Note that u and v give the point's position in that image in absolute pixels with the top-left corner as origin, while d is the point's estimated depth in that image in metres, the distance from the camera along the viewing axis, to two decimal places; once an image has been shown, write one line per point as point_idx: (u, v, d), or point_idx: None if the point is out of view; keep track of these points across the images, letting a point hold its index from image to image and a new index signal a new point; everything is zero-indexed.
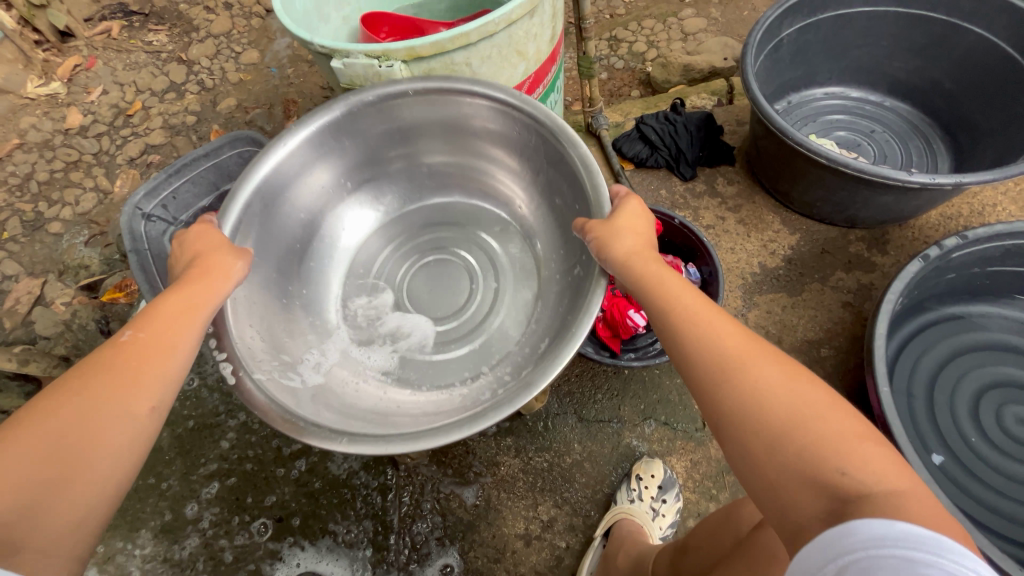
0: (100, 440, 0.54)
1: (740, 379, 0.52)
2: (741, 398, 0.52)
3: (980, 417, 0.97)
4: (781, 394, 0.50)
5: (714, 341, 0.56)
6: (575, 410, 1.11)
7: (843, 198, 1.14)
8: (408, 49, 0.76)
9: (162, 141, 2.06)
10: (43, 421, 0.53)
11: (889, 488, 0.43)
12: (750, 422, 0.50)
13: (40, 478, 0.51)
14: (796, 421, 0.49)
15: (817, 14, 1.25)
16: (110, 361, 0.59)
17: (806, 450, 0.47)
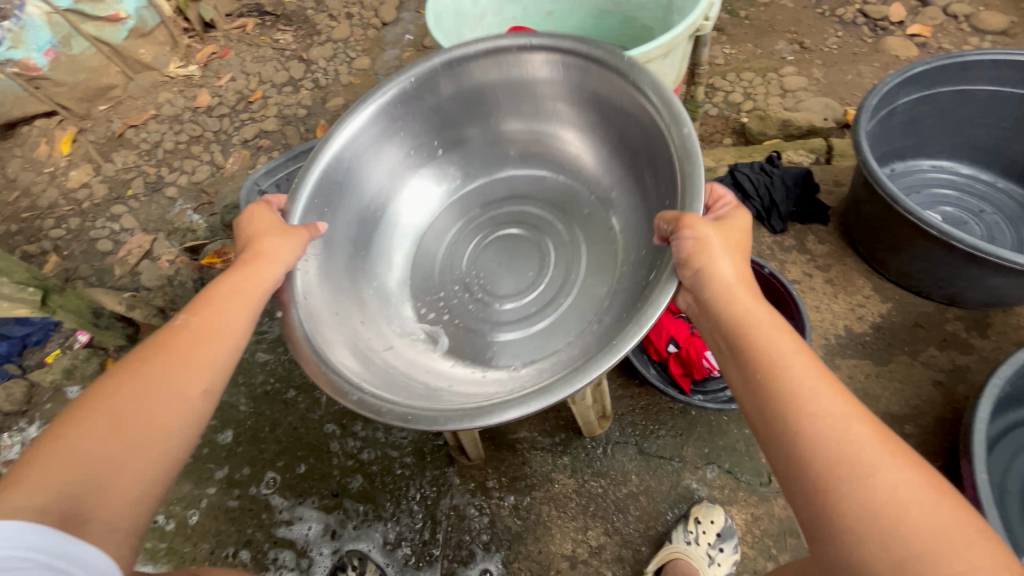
0: (145, 424, 0.58)
1: (850, 467, 0.47)
2: (862, 497, 0.46)
3: None
4: (922, 509, 0.44)
5: (816, 408, 0.51)
6: (636, 441, 1.11)
7: (947, 273, 1.10)
8: None
9: (274, 128, 2.25)
10: (99, 405, 0.57)
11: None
12: (868, 520, 0.45)
13: (105, 453, 0.55)
14: (928, 533, 0.43)
15: (936, 87, 1.24)
16: (166, 346, 0.63)
17: (939, 568, 0.41)
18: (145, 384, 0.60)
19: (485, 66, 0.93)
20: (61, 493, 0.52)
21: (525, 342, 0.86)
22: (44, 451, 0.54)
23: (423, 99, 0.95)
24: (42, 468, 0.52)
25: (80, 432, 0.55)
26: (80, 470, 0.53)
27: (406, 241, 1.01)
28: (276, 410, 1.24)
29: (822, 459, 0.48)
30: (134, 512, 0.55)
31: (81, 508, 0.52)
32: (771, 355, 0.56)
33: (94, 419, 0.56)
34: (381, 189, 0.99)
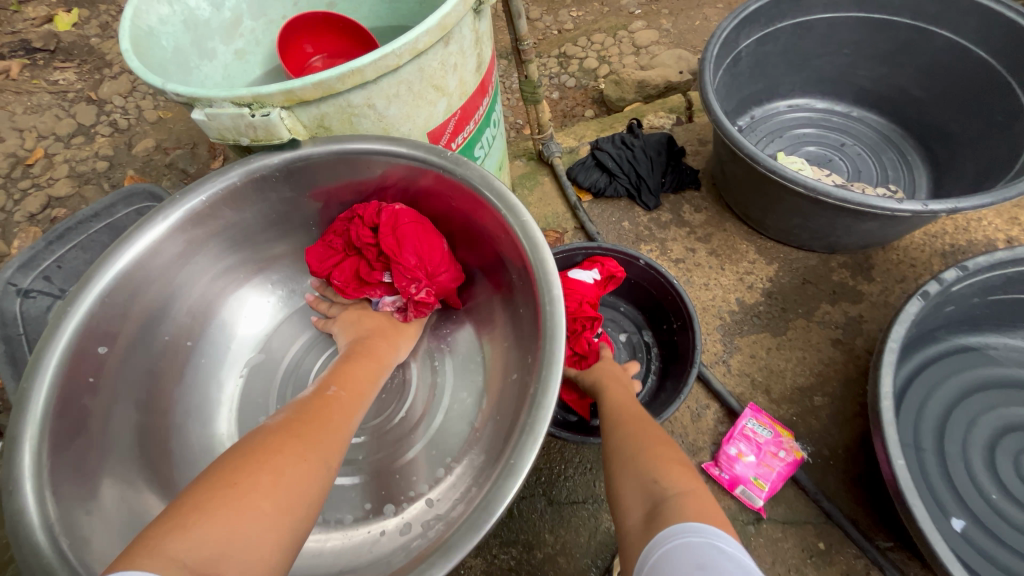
0: (291, 490, 0.45)
1: (624, 432, 0.66)
2: (621, 439, 0.65)
3: (999, 469, 0.85)
4: (652, 441, 0.63)
5: (617, 411, 0.72)
6: (543, 491, 0.95)
7: (822, 225, 1.01)
8: (284, 92, 0.58)
9: (68, 192, 1.82)
10: (250, 463, 0.46)
11: (682, 494, 0.53)
12: (620, 448, 0.63)
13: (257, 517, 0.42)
14: (645, 448, 0.61)
15: (774, 24, 1.14)
16: (323, 410, 0.55)
17: (647, 462, 0.59)
18: (300, 443, 0.49)
19: (313, 167, 0.68)
20: (209, 545, 0.39)
21: (396, 477, 0.70)
22: (216, 496, 0.43)
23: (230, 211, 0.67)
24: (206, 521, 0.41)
25: (232, 486, 0.43)
26: (213, 528, 0.40)
27: (241, 356, 0.77)
28: None
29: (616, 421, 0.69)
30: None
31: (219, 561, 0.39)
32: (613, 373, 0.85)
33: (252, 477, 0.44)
34: (203, 301, 0.73)
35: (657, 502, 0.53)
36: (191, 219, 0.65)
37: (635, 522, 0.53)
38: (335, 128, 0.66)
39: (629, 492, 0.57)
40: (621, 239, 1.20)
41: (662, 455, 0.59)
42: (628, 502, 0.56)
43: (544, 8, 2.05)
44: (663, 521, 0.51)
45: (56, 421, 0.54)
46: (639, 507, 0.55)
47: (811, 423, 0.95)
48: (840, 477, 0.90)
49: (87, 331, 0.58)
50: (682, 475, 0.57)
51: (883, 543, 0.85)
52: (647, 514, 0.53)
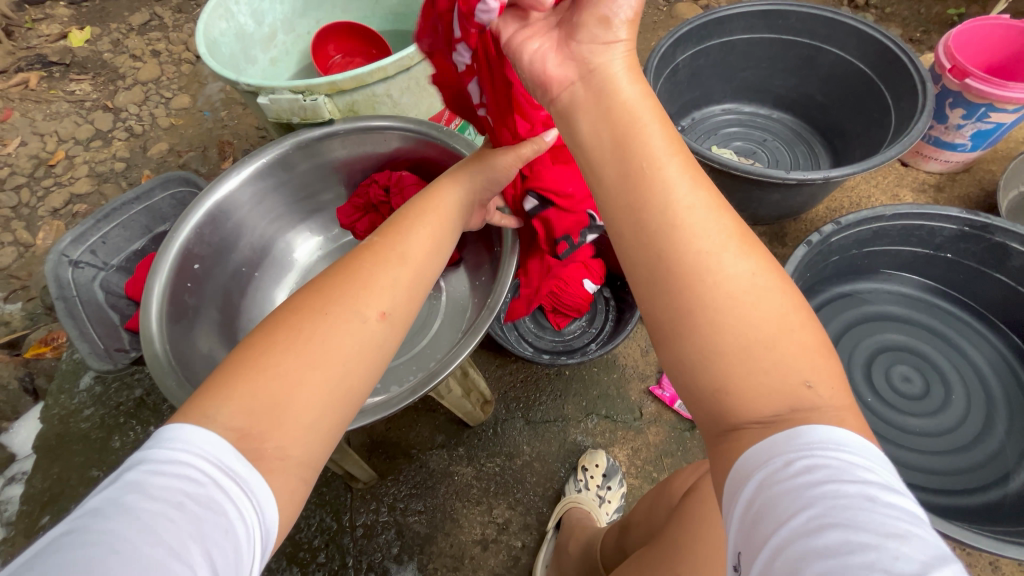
0: (318, 364, 0.50)
1: (709, 288, 0.44)
2: (715, 306, 0.43)
3: (873, 379, 1.09)
4: (761, 298, 0.44)
5: (697, 234, 0.45)
6: (522, 414, 1.16)
7: (741, 199, 1.27)
8: (330, 83, 0.81)
9: (88, 190, 1.99)
10: (285, 328, 0.51)
11: (837, 405, 0.41)
12: (724, 334, 0.43)
13: (294, 384, 0.48)
14: (759, 326, 0.42)
15: (704, 42, 1.41)
16: (344, 282, 0.57)
17: (768, 347, 0.42)
18: (323, 309, 0.53)
19: (344, 141, 0.89)
20: (255, 406, 0.46)
21: (405, 365, 0.90)
22: (238, 373, 0.48)
23: (286, 173, 0.88)
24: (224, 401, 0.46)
25: (248, 365, 0.48)
26: (260, 389, 0.47)
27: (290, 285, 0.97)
28: None
29: (689, 255, 0.45)
30: (310, 450, 0.48)
31: (271, 417, 0.46)
32: (663, 177, 0.46)
33: (290, 339, 0.50)
34: (263, 239, 0.93)
35: (797, 412, 0.40)
36: (258, 174, 0.85)
37: (759, 434, 0.40)
38: (361, 112, 0.89)
39: (756, 402, 0.41)
40: None
41: (797, 338, 0.43)
42: (748, 408, 0.41)
43: None
44: (801, 432, 0.38)
45: (171, 308, 0.73)
46: (763, 406, 0.40)
47: None
48: None
49: (186, 248, 0.78)
50: (810, 363, 0.42)
51: None
52: (767, 422, 0.40)
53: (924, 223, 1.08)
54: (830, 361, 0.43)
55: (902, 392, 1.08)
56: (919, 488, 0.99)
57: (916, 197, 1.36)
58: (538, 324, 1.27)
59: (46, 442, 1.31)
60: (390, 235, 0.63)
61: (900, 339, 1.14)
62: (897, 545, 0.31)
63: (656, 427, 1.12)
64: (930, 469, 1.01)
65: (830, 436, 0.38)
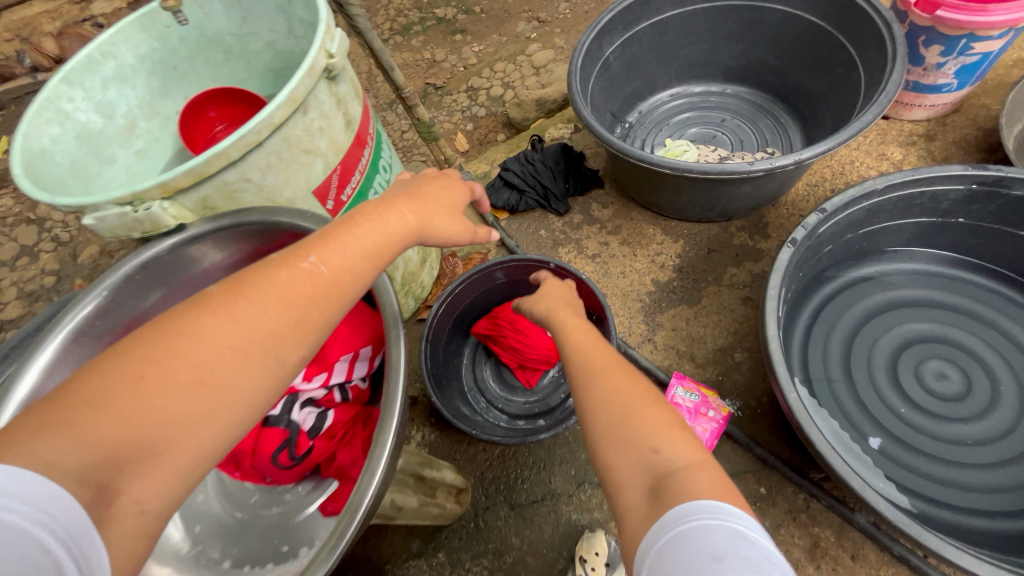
0: (228, 397, 0.46)
1: (597, 383, 0.59)
2: (601, 394, 0.57)
3: (900, 384, 0.92)
4: (627, 390, 0.57)
5: (580, 352, 0.66)
6: (504, 498, 1.00)
7: (707, 198, 1.10)
8: (159, 185, 0.65)
9: (20, 313, 1.85)
10: (175, 347, 0.45)
11: (691, 467, 0.49)
12: (604, 413, 0.56)
13: (168, 416, 0.43)
14: (630, 411, 0.54)
15: (633, 27, 1.24)
16: (248, 293, 0.49)
17: (633, 423, 0.53)
18: (234, 317, 0.47)
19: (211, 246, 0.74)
20: (101, 450, 0.40)
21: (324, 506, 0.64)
22: (105, 400, 0.41)
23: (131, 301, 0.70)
24: (67, 434, 0.39)
25: (107, 393, 0.41)
26: (116, 429, 0.40)
27: None
28: None
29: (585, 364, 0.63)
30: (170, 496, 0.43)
31: (132, 465, 0.41)
32: (561, 323, 0.75)
33: (151, 362, 0.43)
34: None
35: (660, 476, 0.48)
36: (100, 313, 0.67)
37: (636, 498, 0.48)
38: (220, 206, 0.73)
39: (625, 467, 0.51)
40: (541, 247, 1.28)
41: (658, 417, 0.53)
42: (625, 472, 0.51)
43: (447, 49, 2.17)
44: (671, 502, 0.45)
45: None
46: (633, 472, 0.50)
47: (736, 379, 1.01)
48: (769, 424, 0.96)
49: None
50: (680, 441, 0.51)
51: (818, 477, 0.90)
52: (648, 491, 0.48)
53: (923, 189, 0.90)
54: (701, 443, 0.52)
55: (937, 393, 0.90)
56: (981, 513, 0.81)
57: (906, 153, 1.19)
58: (506, 385, 1.12)
59: None
60: (332, 236, 0.55)
61: (922, 329, 0.96)
62: None
63: None
64: (993, 487, 0.83)
65: (697, 498, 0.45)
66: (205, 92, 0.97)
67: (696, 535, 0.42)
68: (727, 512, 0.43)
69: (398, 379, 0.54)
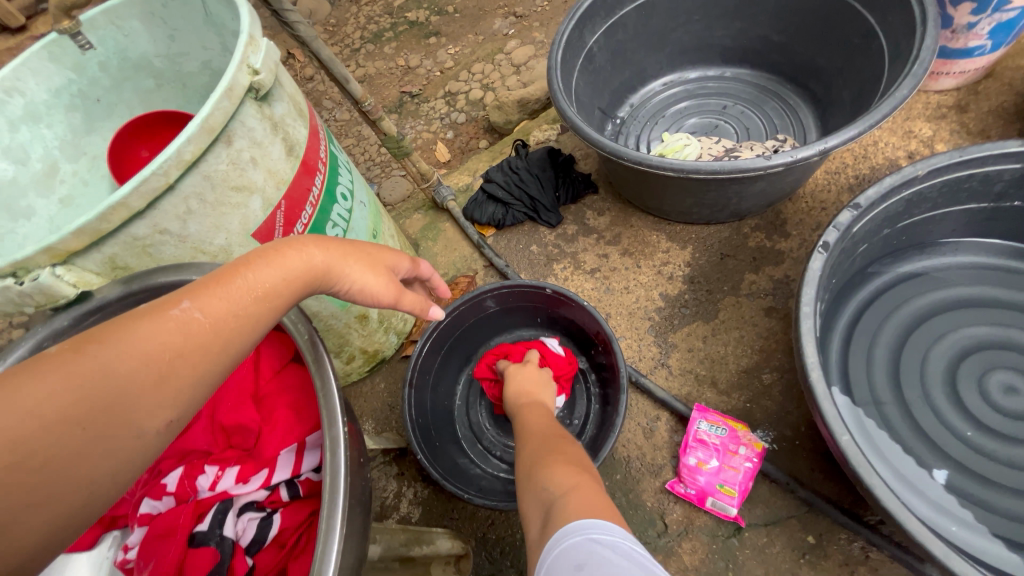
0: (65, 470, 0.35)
1: (527, 451, 0.60)
2: (527, 455, 0.58)
3: (961, 402, 0.78)
4: (546, 448, 0.58)
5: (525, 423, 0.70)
6: (512, 563, 0.88)
7: (717, 198, 0.96)
8: (42, 250, 0.52)
9: None
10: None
11: (571, 493, 0.48)
12: (521, 471, 0.56)
13: (70, 445, 0.35)
14: (538, 463, 0.55)
15: (617, 12, 1.11)
16: (100, 335, 0.39)
17: (541, 472, 0.53)
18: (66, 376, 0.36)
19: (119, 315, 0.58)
20: None
21: None
22: None
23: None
24: None
25: None
26: None
27: None
28: None
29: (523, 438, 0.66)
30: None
31: None
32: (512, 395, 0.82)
33: None
34: None
35: (555, 507, 0.47)
36: None
37: (538, 537, 0.46)
38: (135, 265, 0.60)
39: (531, 510, 0.50)
40: (534, 265, 1.15)
41: (560, 463, 0.53)
42: (528, 518, 0.50)
43: (421, 53, 2.05)
44: (563, 524, 0.44)
45: None
46: (537, 522, 0.48)
47: (766, 406, 0.88)
48: (811, 459, 0.82)
49: None
50: (585, 482, 0.49)
51: (874, 519, 0.77)
52: (546, 528, 0.46)
53: (972, 172, 0.77)
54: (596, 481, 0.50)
55: (1007, 411, 0.77)
56: None
57: (935, 128, 1.05)
58: (504, 430, 0.99)
59: None
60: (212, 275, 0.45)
61: (980, 334, 0.82)
62: None
63: (690, 541, 0.82)
64: None
65: (578, 521, 0.44)
66: (130, 121, 0.84)
67: (568, 554, 0.41)
68: (609, 531, 0.42)
69: (342, 491, 0.41)
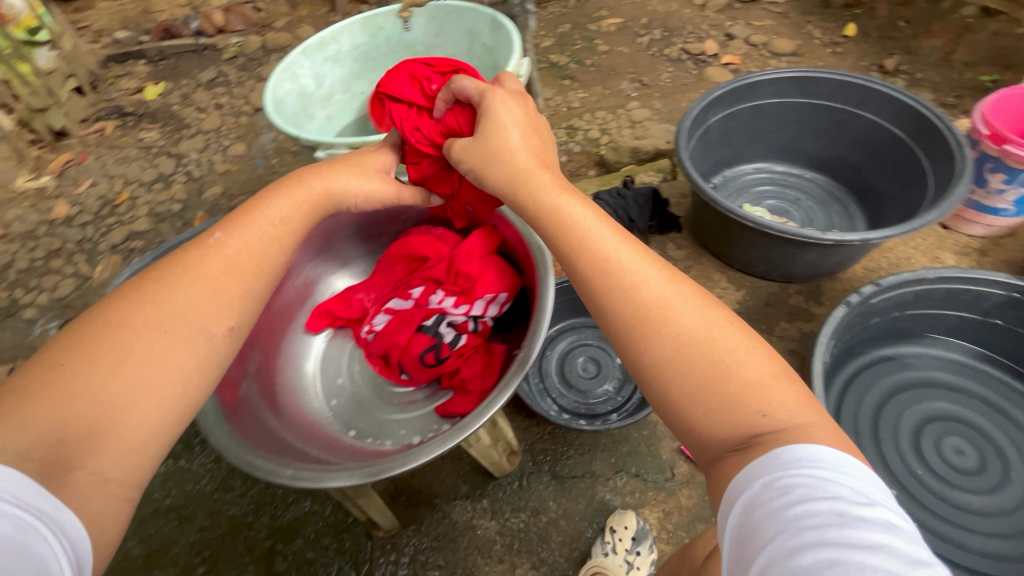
0: (165, 358, 0.54)
1: (663, 331, 0.50)
2: (669, 346, 0.50)
3: (920, 449, 1.04)
4: (719, 333, 0.50)
5: (641, 287, 0.53)
6: (548, 467, 1.14)
7: (776, 256, 1.26)
8: (383, 141, 0.88)
9: (146, 227, 2.13)
10: (111, 342, 0.52)
11: (799, 421, 0.45)
12: (690, 371, 0.49)
13: (155, 347, 0.54)
14: (709, 363, 0.48)
15: (736, 105, 1.45)
16: (191, 273, 0.60)
17: (720, 381, 0.48)
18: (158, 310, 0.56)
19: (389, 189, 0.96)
20: (68, 426, 0.47)
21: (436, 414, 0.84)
22: (46, 389, 0.48)
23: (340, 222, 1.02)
24: (37, 403, 0.47)
25: (60, 380, 0.49)
26: (79, 407, 0.48)
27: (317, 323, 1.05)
28: (176, 530, 1.14)
29: (638, 309, 0.52)
30: (142, 449, 0.51)
31: (89, 430, 0.48)
32: (583, 244, 0.56)
33: (106, 347, 0.52)
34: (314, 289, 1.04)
35: (761, 440, 0.45)
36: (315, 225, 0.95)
37: (729, 456, 0.46)
38: None
39: (719, 430, 0.47)
40: None
41: (775, 380, 0.48)
42: (716, 437, 0.47)
43: (556, 89, 2.45)
44: (774, 453, 0.43)
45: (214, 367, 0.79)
46: (725, 437, 0.47)
47: None
48: None
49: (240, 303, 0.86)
50: (776, 389, 0.47)
51: None
52: (737, 449, 0.46)
53: (968, 287, 1.05)
54: (787, 383, 0.48)
55: (954, 465, 1.01)
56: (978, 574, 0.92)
57: (959, 261, 1.33)
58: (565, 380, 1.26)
59: None
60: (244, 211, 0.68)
61: (946, 408, 1.08)
62: (862, 556, 0.36)
63: (689, 489, 1.08)
64: (992, 554, 0.93)
65: (801, 458, 0.42)
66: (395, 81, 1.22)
67: (788, 487, 0.41)
68: (842, 462, 0.42)
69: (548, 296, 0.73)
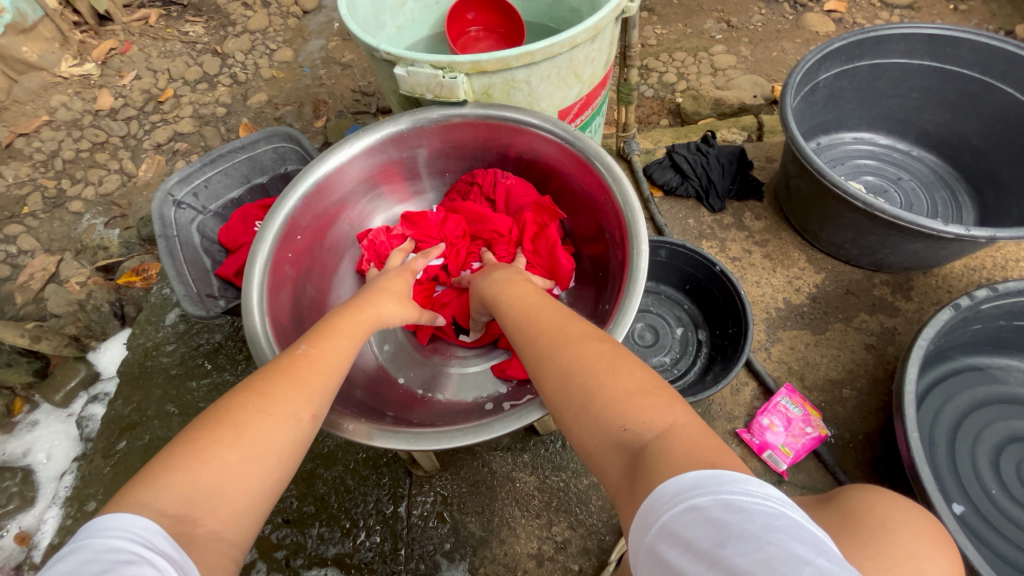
0: (271, 436, 0.52)
1: (559, 359, 0.57)
2: (559, 372, 0.57)
3: (999, 468, 0.96)
4: (590, 361, 0.55)
5: (532, 333, 0.64)
6: None
7: (873, 242, 1.14)
8: (474, 63, 0.78)
9: (190, 130, 2.06)
10: (232, 420, 0.52)
11: (661, 431, 0.47)
12: (570, 390, 0.54)
13: (265, 428, 0.52)
14: (589, 383, 0.53)
15: (854, 62, 1.27)
16: (290, 367, 0.59)
17: (596, 397, 0.52)
18: (269, 392, 0.55)
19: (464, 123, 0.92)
20: (183, 500, 0.46)
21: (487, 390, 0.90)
22: (170, 465, 0.47)
23: (394, 150, 0.97)
24: (169, 477, 0.46)
25: (186, 451, 0.49)
26: (199, 475, 0.47)
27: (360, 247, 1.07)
28: None
29: (537, 342, 0.62)
30: (244, 532, 0.48)
31: (198, 510, 0.46)
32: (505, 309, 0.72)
33: (227, 425, 0.51)
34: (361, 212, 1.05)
35: (634, 451, 0.47)
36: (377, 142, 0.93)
37: (615, 471, 0.48)
38: (496, 96, 0.87)
39: (602, 447, 0.50)
40: (687, 234, 1.35)
41: (644, 397, 0.50)
42: (600, 453, 0.50)
43: None
44: (639, 470, 0.44)
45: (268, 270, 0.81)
46: (613, 461, 0.49)
47: (837, 411, 1.09)
48: (856, 458, 1.03)
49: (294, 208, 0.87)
50: (647, 403, 0.49)
51: None
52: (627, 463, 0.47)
53: None
54: (666, 393, 0.50)
55: None
56: None
57: None
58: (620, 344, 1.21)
59: (130, 368, 1.34)
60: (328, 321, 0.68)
61: None
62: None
63: None
64: None
65: (661, 477, 0.42)
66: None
67: (679, 527, 0.38)
68: (716, 477, 0.39)
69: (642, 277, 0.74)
